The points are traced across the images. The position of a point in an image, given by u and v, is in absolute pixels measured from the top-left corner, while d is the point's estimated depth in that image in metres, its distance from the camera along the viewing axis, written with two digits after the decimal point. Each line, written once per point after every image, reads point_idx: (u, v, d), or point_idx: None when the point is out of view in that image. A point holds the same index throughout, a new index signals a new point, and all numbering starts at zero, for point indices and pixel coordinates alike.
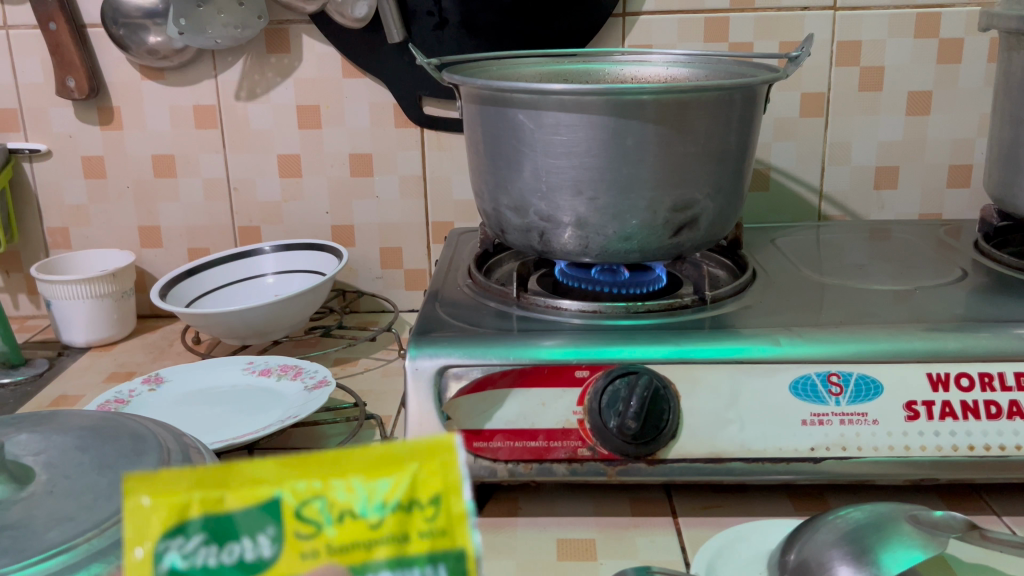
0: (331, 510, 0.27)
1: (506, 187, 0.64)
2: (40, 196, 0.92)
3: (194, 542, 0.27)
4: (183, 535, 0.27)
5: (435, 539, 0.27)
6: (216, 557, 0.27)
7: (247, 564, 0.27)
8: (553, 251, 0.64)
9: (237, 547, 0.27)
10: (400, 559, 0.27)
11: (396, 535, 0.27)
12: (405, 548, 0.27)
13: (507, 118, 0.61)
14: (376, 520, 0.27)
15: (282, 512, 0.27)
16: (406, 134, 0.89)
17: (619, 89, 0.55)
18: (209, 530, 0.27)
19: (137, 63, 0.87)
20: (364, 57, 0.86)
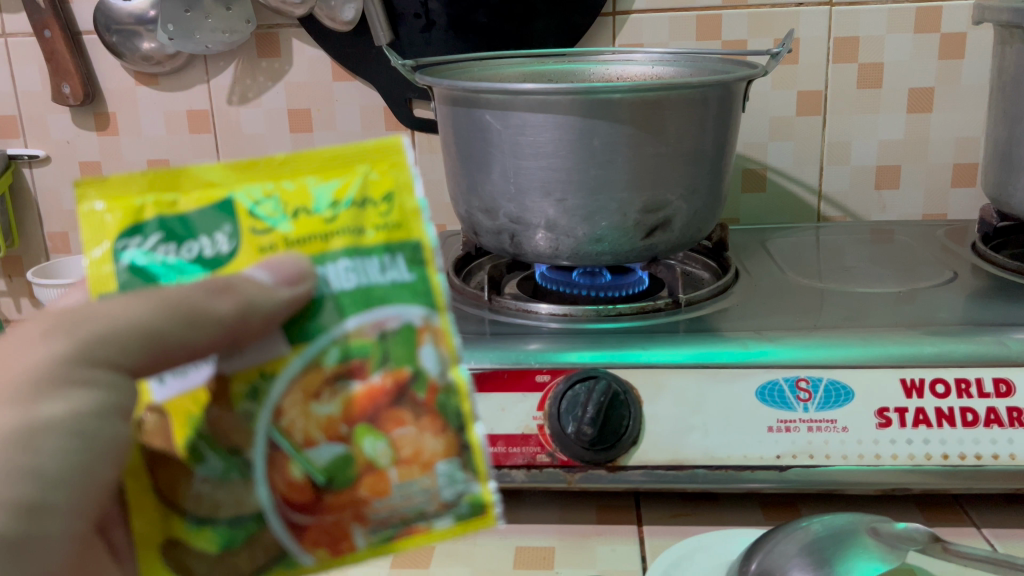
0: (283, 210, 0.35)
1: (477, 188, 0.63)
2: (41, 201, 0.93)
3: (158, 236, 0.35)
4: (145, 231, 0.35)
5: (390, 230, 0.35)
6: (178, 251, 0.35)
7: (211, 255, 0.36)
8: (525, 253, 0.64)
9: (197, 243, 0.36)
10: (350, 245, 0.35)
11: (346, 226, 0.35)
12: (362, 240, 0.35)
13: (476, 118, 0.61)
14: (325, 214, 0.35)
15: (238, 210, 0.36)
16: (398, 137, 0.89)
17: (585, 89, 0.54)
18: (171, 226, 0.35)
19: (131, 69, 0.87)
20: (353, 60, 0.86)
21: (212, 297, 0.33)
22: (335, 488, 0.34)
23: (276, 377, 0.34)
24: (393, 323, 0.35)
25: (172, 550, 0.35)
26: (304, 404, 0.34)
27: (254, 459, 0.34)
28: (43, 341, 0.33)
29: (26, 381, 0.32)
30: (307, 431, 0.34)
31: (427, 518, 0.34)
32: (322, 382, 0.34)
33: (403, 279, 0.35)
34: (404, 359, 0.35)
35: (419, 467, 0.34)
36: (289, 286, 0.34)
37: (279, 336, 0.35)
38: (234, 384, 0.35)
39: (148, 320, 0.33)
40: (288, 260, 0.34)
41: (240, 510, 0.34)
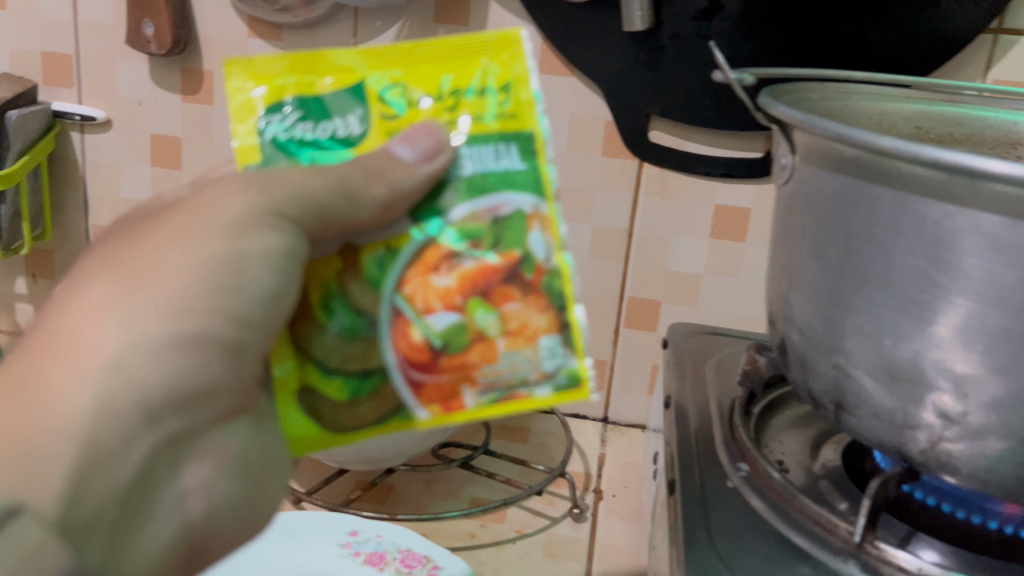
0: (413, 91, 0.31)
1: (875, 338, 0.33)
2: (89, 181, 0.65)
3: (297, 114, 0.30)
4: (284, 106, 0.30)
5: (506, 119, 0.30)
6: (315, 131, 0.31)
7: (342, 138, 0.31)
8: (947, 467, 0.34)
9: (332, 125, 0.31)
10: (476, 134, 0.30)
11: (473, 114, 0.30)
12: (482, 126, 0.30)
13: (918, 217, 0.31)
14: (448, 100, 0.31)
15: (370, 91, 0.31)
16: (618, 167, 0.59)
17: None
18: (310, 104, 0.30)
19: (245, 12, 0.59)
20: (578, 45, 0.56)
21: (366, 177, 0.29)
22: (449, 355, 0.30)
23: (398, 252, 0.30)
24: (507, 209, 0.30)
25: (306, 398, 0.31)
26: (421, 276, 0.30)
27: (378, 322, 0.30)
28: (238, 187, 0.28)
29: (231, 217, 0.28)
30: (421, 298, 0.30)
31: (526, 385, 0.31)
32: (439, 258, 0.30)
33: (514, 168, 0.30)
34: (514, 240, 0.30)
35: (524, 339, 0.30)
36: (429, 161, 0.29)
37: (402, 218, 0.30)
38: (363, 255, 0.30)
39: (317, 193, 0.28)
40: (428, 133, 0.29)
41: (368, 363, 0.30)
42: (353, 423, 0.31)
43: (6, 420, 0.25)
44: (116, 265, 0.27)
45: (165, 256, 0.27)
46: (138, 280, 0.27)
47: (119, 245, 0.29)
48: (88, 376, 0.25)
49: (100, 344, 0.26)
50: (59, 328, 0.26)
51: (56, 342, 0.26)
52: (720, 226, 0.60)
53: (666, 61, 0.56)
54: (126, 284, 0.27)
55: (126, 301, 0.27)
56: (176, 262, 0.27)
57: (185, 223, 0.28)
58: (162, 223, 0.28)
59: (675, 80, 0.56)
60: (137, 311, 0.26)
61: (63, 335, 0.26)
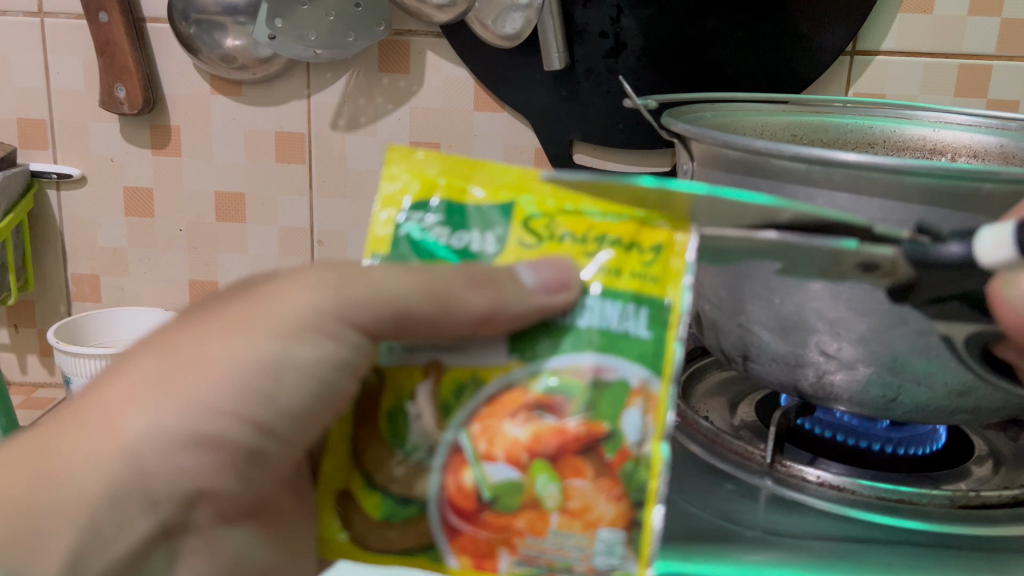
0: (561, 227, 0.32)
1: (767, 299, 0.42)
2: (66, 233, 0.71)
3: (440, 215, 0.32)
4: (429, 207, 0.32)
5: (643, 282, 0.31)
6: (450, 238, 0.32)
7: (474, 252, 0.32)
8: (833, 397, 0.43)
9: (468, 235, 0.32)
10: (608, 285, 0.31)
11: (613, 265, 0.31)
12: (617, 280, 0.31)
13: (791, 199, 0.40)
14: (590, 244, 0.31)
15: (517, 215, 0.32)
16: None
17: (950, 171, 0.35)
18: (455, 207, 0.32)
19: (207, 72, 0.66)
20: (506, 85, 0.65)
21: (471, 287, 0.30)
22: (494, 511, 0.30)
23: (484, 385, 0.31)
24: (613, 375, 0.30)
25: (344, 505, 0.32)
26: (495, 419, 0.30)
27: (438, 452, 0.31)
28: (310, 289, 0.31)
29: (292, 321, 0.30)
30: (488, 444, 0.30)
31: (570, 571, 0.30)
32: (521, 405, 0.30)
33: (640, 332, 0.30)
34: (606, 413, 0.30)
35: (582, 523, 0.30)
36: (549, 294, 0.30)
37: (504, 338, 0.31)
38: (445, 377, 0.31)
39: (399, 295, 0.30)
40: (554, 267, 0.31)
41: (411, 489, 0.31)
42: (380, 546, 0.31)
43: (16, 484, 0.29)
44: (164, 347, 0.30)
45: (209, 350, 0.30)
46: (173, 369, 0.30)
47: (180, 325, 0.31)
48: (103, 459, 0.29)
49: (122, 429, 0.29)
50: (91, 400, 0.30)
51: (83, 414, 0.29)
52: None
53: (582, 94, 0.65)
54: (160, 368, 0.30)
55: (152, 389, 0.29)
56: (210, 358, 0.30)
57: (240, 314, 0.31)
58: (223, 309, 0.31)
59: (592, 110, 0.65)
60: (156, 399, 0.29)
61: (88, 412, 0.29)
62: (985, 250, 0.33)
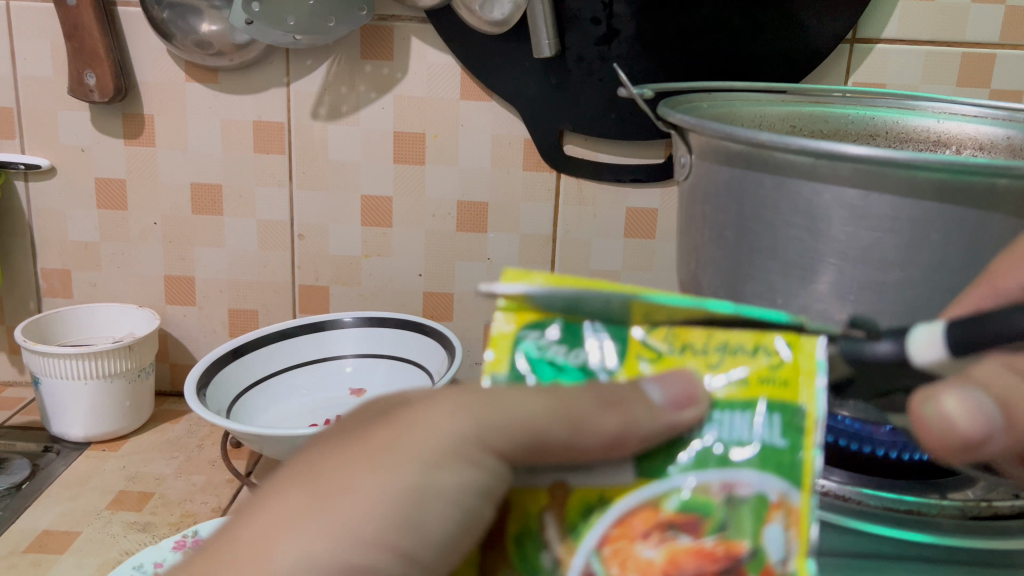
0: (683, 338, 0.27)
1: (769, 301, 0.40)
2: (35, 226, 0.68)
3: (557, 337, 0.27)
4: (546, 327, 0.27)
5: (774, 389, 0.26)
6: (567, 355, 0.27)
7: (592, 368, 0.27)
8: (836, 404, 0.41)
9: (585, 352, 0.27)
10: (733, 397, 0.26)
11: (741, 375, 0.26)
12: (743, 391, 0.26)
13: (796, 195, 0.38)
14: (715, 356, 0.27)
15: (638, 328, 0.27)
16: (537, 180, 0.66)
17: (962, 168, 0.33)
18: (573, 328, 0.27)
19: (181, 58, 0.63)
20: (493, 73, 0.62)
21: (600, 409, 0.26)
22: None
23: (610, 504, 0.26)
24: (747, 489, 0.26)
25: None
26: (626, 540, 0.26)
27: None
28: (447, 412, 0.27)
29: (438, 445, 0.26)
30: (620, 567, 0.25)
31: None
32: (653, 524, 0.26)
33: (774, 443, 0.26)
34: (745, 531, 0.25)
35: None
36: (679, 410, 0.26)
37: (628, 461, 0.26)
38: (572, 496, 0.26)
39: (533, 420, 0.26)
40: (684, 382, 0.26)
41: None
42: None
43: None
44: (310, 479, 0.27)
45: (356, 479, 0.26)
46: (323, 503, 0.26)
47: (323, 457, 0.28)
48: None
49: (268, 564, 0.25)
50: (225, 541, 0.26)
51: (227, 551, 0.26)
52: (633, 227, 0.67)
53: (574, 83, 0.62)
54: (309, 502, 0.26)
55: (301, 523, 0.26)
56: (360, 489, 0.26)
57: (389, 443, 0.27)
58: (368, 437, 0.27)
59: (584, 100, 0.62)
60: (308, 536, 0.25)
61: (235, 548, 0.25)
62: (917, 349, 0.31)
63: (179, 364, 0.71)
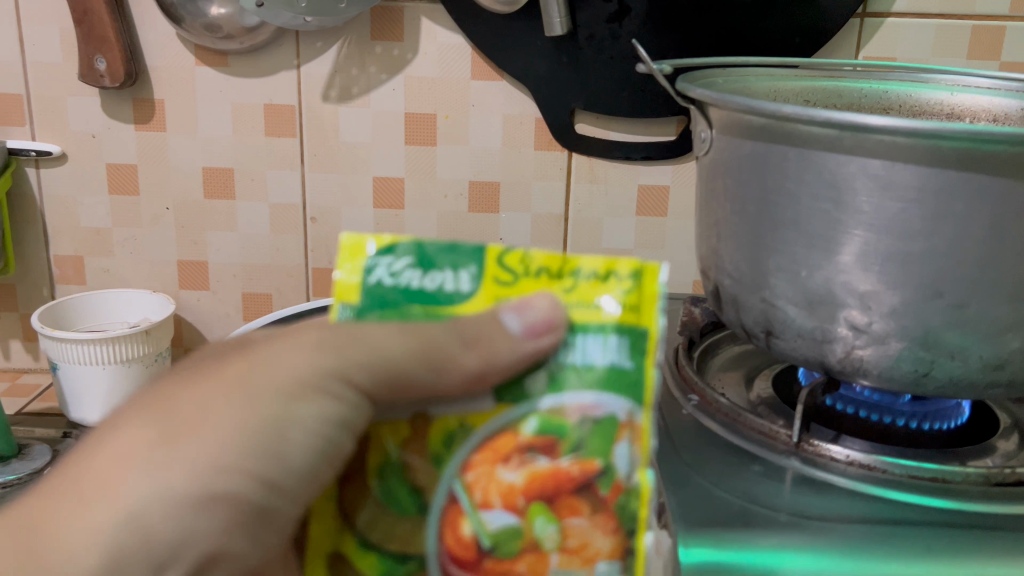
0: (529, 264, 0.30)
1: (793, 273, 0.41)
2: (46, 213, 0.68)
3: (407, 263, 0.30)
4: (395, 257, 0.30)
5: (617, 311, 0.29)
6: (422, 280, 0.30)
7: (447, 291, 0.30)
8: (858, 374, 0.41)
9: (439, 277, 0.30)
10: (585, 322, 0.29)
11: (590, 299, 0.30)
12: (586, 314, 0.29)
13: (819, 167, 0.38)
14: (563, 282, 0.30)
15: (488, 257, 0.30)
16: (549, 159, 0.66)
17: (987, 137, 0.33)
18: (421, 256, 0.30)
19: (191, 42, 0.63)
20: (504, 53, 0.62)
21: (461, 348, 0.29)
22: (495, 558, 0.29)
23: (475, 431, 0.29)
24: (601, 412, 0.29)
25: (336, 568, 0.30)
26: (489, 466, 0.29)
27: (429, 504, 0.29)
28: (304, 348, 0.30)
29: (294, 378, 0.29)
30: (483, 492, 0.29)
31: None
32: (514, 450, 0.29)
33: (621, 365, 0.29)
34: (598, 451, 0.29)
35: (581, 559, 0.29)
36: (536, 338, 0.29)
37: (488, 394, 0.30)
38: (434, 427, 0.30)
39: (397, 364, 0.29)
40: (540, 309, 0.29)
41: (409, 545, 0.29)
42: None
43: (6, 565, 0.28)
44: (156, 411, 0.29)
45: (208, 413, 0.29)
46: (167, 441, 0.28)
47: (175, 387, 0.30)
48: (96, 526, 0.27)
49: (127, 494, 0.27)
50: (84, 471, 0.28)
51: (82, 487, 0.28)
52: (643, 204, 0.67)
53: (585, 61, 0.62)
54: (157, 438, 0.28)
55: (154, 455, 0.28)
56: (212, 423, 0.28)
57: (242, 376, 0.29)
58: (223, 369, 0.30)
59: (595, 78, 0.63)
60: (137, 474, 0.28)
61: (86, 482, 0.28)
62: None
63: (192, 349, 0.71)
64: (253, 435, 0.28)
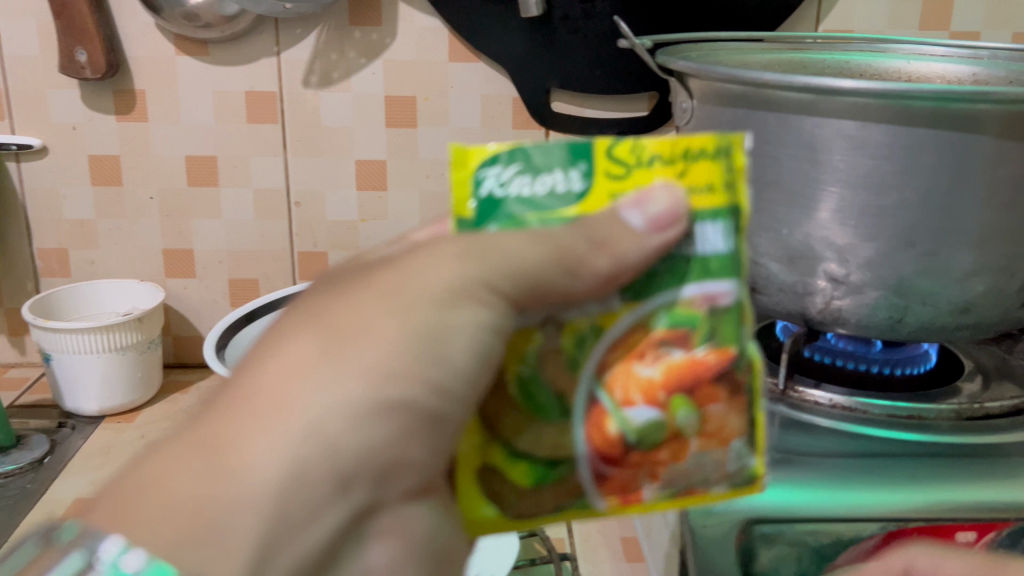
0: (642, 150, 0.26)
1: (775, 231, 0.44)
2: (29, 207, 0.68)
3: (514, 168, 0.26)
4: (499, 162, 0.26)
5: (725, 192, 0.26)
6: (531, 186, 0.26)
7: (557, 195, 0.26)
8: (838, 324, 0.44)
9: (549, 178, 0.26)
10: (706, 207, 0.26)
11: (706, 181, 0.26)
12: (706, 198, 0.26)
13: (797, 130, 0.41)
14: (680, 168, 0.26)
15: (598, 149, 0.26)
16: (527, 137, 0.68)
17: (952, 94, 0.36)
18: (526, 156, 0.26)
19: (171, 32, 0.64)
20: (480, 34, 0.64)
21: (588, 248, 0.26)
22: (640, 452, 0.27)
23: (603, 331, 0.27)
24: (726, 298, 0.27)
25: (485, 480, 0.27)
26: (625, 363, 0.27)
27: (572, 406, 0.27)
28: (453, 251, 0.26)
29: (445, 283, 0.26)
30: (623, 389, 0.27)
31: (707, 485, 0.28)
32: (646, 344, 0.27)
33: (734, 248, 0.26)
34: (729, 337, 0.27)
35: (718, 441, 0.28)
36: (660, 231, 0.26)
37: (615, 294, 0.27)
38: (565, 328, 0.27)
39: (538, 265, 0.26)
40: (661, 200, 0.26)
41: (561, 451, 0.27)
42: (531, 511, 0.27)
43: (185, 492, 0.23)
44: (315, 322, 0.26)
45: (371, 318, 0.25)
46: (333, 346, 0.25)
47: (320, 301, 0.27)
48: (279, 448, 0.23)
49: (302, 408, 0.24)
50: (251, 387, 0.25)
51: (246, 403, 0.24)
52: None
53: (558, 41, 0.64)
54: (321, 344, 0.25)
55: (321, 367, 0.25)
56: (379, 329, 0.25)
57: (394, 283, 0.26)
58: (371, 278, 0.27)
59: (569, 57, 0.65)
60: (333, 382, 0.24)
61: (256, 398, 0.24)
62: None
63: (181, 337, 0.72)
64: (423, 336, 0.25)
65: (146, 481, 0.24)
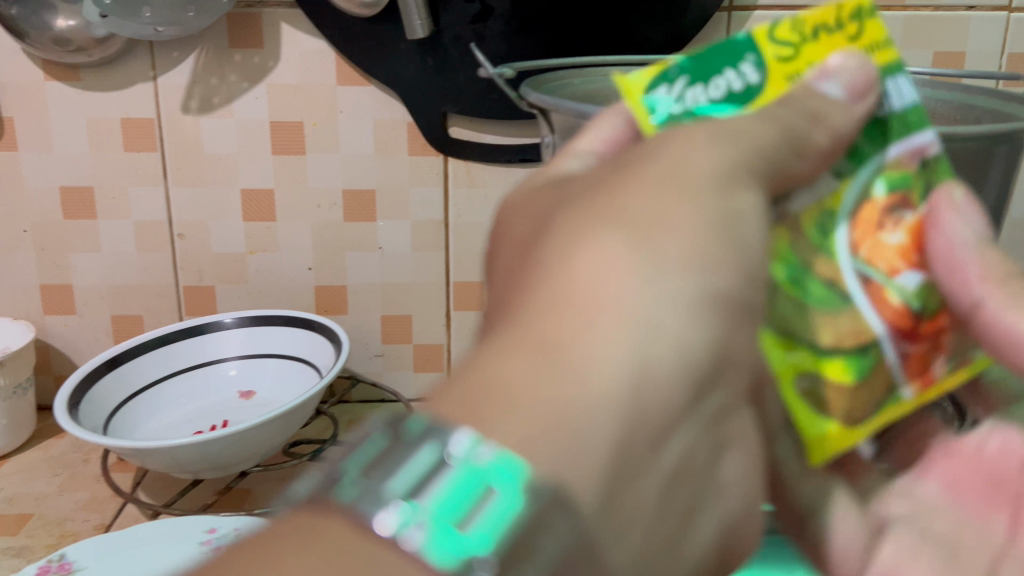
0: (807, 26, 0.28)
1: None
2: None
3: (684, 80, 0.28)
4: (670, 79, 0.28)
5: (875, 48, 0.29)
6: (707, 92, 0.28)
7: (738, 91, 0.28)
8: None
9: (723, 78, 0.28)
10: (884, 66, 0.29)
11: (872, 40, 0.29)
12: (876, 57, 0.29)
13: None
14: (850, 26, 0.29)
15: (760, 36, 0.28)
16: (424, 164, 0.64)
17: None
18: (694, 64, 0.28)
19: (38, 56, 0.60)
20: (367, 56, 0.60)
21: (807, 126, 0.27)
22: (928, 317, 0.30)
23: (837, 211, 0.29)
24: (934, 147, 0.29)
25: (809, 380, 0.29)
26: (869, 233, 0.29)
27: (849, 291, 0.29)
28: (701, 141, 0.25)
29: (710, 171, 0.25)
30: (884, 260, 0.29)
31: (970, 352, 0.31)
32: (879, 210, 0.29)
33: (913, 100, 0.29)
34: (939, 180, 0.29)
35: (939, 341, 0.30)
36: (858, 99, 0.28)
37: (827, 174, 0.29)
38: (805, 214, 0.29)
39: (772, 140, 0.26)
40: (847, 65, 0.28)
41: (831, 334, 0.29)
42: (859, 414, 0.29)
43: (521, 381, 0.21)
44: (594, 212, 0.24)
45: (672, 213, 0.24)
46: (645, 228, 0.23)
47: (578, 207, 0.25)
48: (599, 350, 0.21)
49: (627, 294, 0.22)
50: (562, 281, 0.23)
51: (565, 300, 0.22)
52: None
53: (451, 63, 0.60)
54: (626, 234, 0.23)
55: (638, 256, 0.23)
56: (674, 224, 0.24)
57: (661, 173, 0.25)
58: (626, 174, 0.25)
59: (463, 81, 0.61)
60: (641, 264, 0.23)
61: (572, 291, 0.22)
62: None
63: (63, 377, 0.68)
64: (721, 223, 0.24)
65: (484, 384, 0.21)
